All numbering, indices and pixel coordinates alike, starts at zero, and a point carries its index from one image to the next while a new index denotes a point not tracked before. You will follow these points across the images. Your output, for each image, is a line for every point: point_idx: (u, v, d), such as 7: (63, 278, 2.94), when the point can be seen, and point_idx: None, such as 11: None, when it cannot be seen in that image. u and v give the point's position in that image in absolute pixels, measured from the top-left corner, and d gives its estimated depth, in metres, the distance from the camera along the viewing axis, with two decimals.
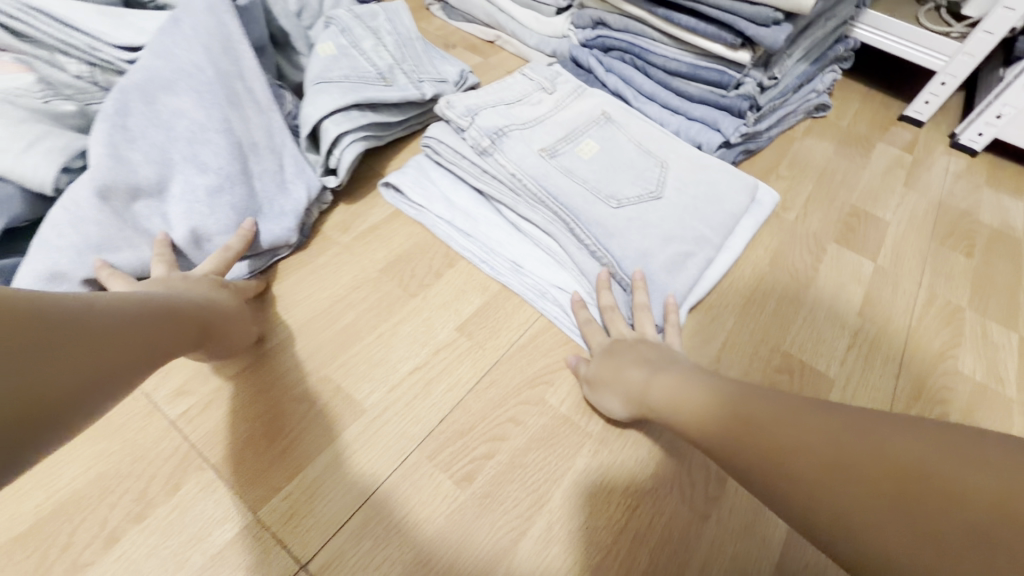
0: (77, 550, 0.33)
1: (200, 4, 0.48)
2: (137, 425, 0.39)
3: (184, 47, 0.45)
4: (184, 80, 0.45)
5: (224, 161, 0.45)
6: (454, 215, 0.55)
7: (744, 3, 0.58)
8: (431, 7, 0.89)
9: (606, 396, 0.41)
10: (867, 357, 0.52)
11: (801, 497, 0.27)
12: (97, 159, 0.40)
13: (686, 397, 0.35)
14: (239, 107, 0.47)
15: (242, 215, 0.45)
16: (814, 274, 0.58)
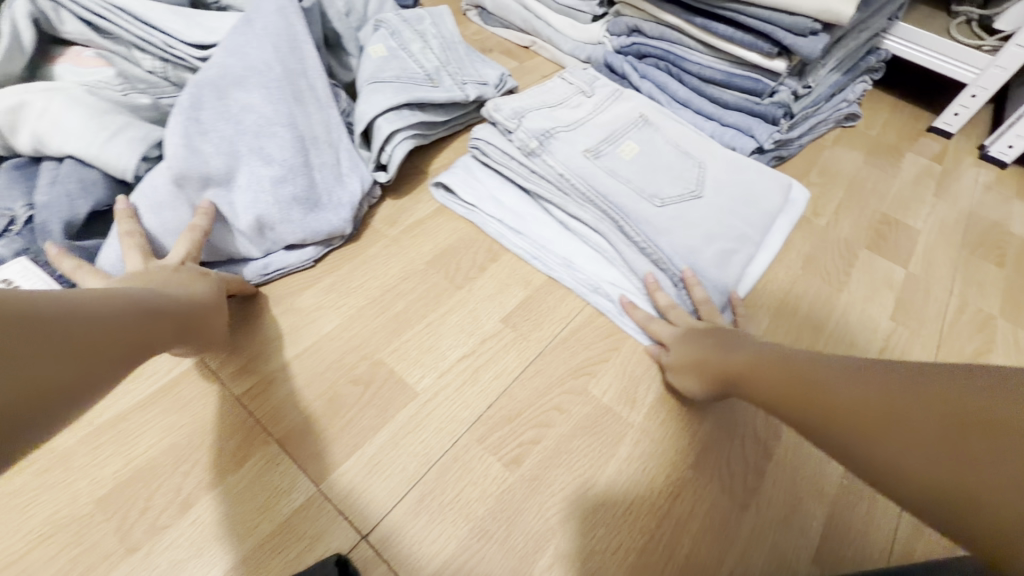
0: (154, 513, 0.35)
1: (271, 6, 0.51)
2: (206, 400, 0.41)
3: (254, 45, 0.48)
4: (254, 76, 0.47)
5: (288, 154, 0.47)
6: (502, 215, 0.57)
7: (782, 13, 0.60)
8: (468, 13, 0.92)
9: (684, 377, 0.43)
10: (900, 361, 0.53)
11: (837, 433, 0.29)
12: (173, 150, 0.42)
13: (750, 367, 0.37)
14: (302, 103, 0.50)
15: (303, 205, 0.47)
16: (846, 279, 0.60)
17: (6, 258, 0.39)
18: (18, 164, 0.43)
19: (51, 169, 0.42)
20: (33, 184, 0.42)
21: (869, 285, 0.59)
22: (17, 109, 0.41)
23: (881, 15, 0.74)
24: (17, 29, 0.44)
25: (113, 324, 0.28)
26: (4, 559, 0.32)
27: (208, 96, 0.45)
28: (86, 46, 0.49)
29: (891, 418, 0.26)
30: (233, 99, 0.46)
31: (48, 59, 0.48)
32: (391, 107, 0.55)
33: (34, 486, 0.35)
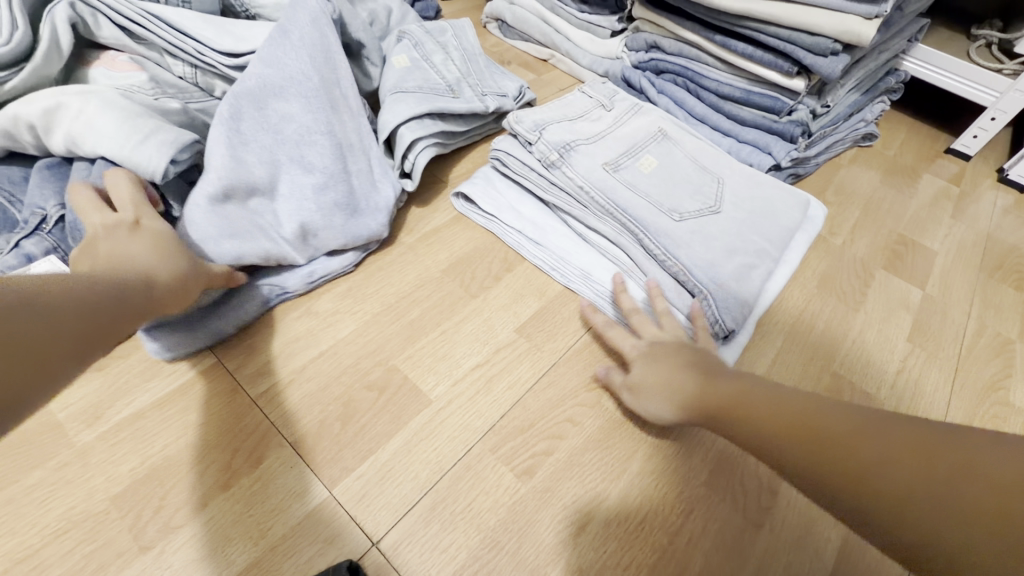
0: (168, 512, 0.35)
1: (304, 17, 0.52)
2: (223, 400, 0.41)
3: (291, 56, 0.49)
4: (291, 86, 0.49)
5: (327, 162, 0.49)
6: (529, 232, 0.57)
7: (803, 33, 0.60)
8: (488, 25, 0.93)
9: (648, 399, 0.40)
10: (916, 383, 0.52)
11: (822, 470, 0.26)
12: (221, 160, 0.44)
13: (725, 390, 0.34)
14: (335, 111, 0.51)
15: (344, 210, 0.49)
16: (862, 299, 0.59)
17: (35, 256, 0.40)
18: (50, 164, 0.45)
19: (83, 170, 0.43)
20: (64, 183, 0.44)
21: (884, 306, 0.59)
22: (54, 110, 0.42)
23: (901, 37, 0.74)
24: (57, 33, 0.46)
25: (52, 306, 0.25)
26: (18, 554, 0.33)
27: (249, 108, 0.47)
28: (120, 51, 0.51)
29: (893, 469, 0.24)
30: (274, 109, 0.48)
31: (83, 62, 0.50)
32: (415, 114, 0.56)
33: (52, 481, 0.36)
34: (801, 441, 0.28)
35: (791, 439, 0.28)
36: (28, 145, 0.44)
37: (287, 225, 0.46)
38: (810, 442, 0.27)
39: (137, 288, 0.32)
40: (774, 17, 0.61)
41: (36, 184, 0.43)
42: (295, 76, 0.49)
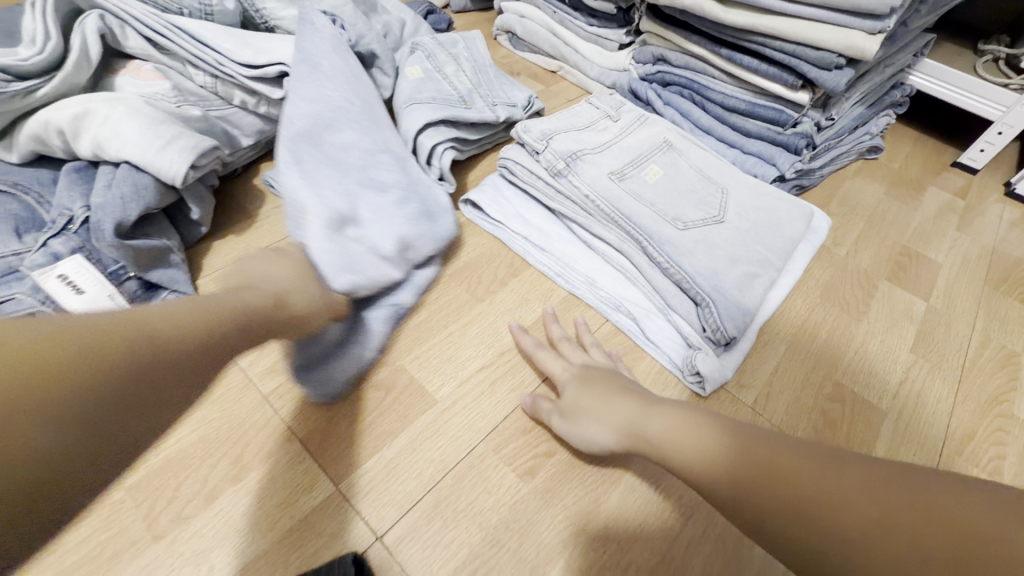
0: (180, 503, 0.37)
1: (327, 45, 0.55)
2: (235, 397, 0.43)
3: (322, 85, 0.52)
4: (333, 116, 0.52)
5: (394, 177, 0.53)
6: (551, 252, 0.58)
7: (807, 48, 0.61)
8: (499, 37, 0.95)
9: (585, 425, 0.40)
10: (919, 394, 0.52)
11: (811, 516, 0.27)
12: (310, 202, 0.47)
13: (692, 435, 0.34)
14: (375, 129, 0.54)
15: (423, 215, 0.52)
16: (866, 310, 0.60)
17: (62, 254, 0.42)
18: (78, 168, 0.47)
19: (108, 174, 0.45)
20: (90, 186, 0.46)
21: (888, 317, 0.59)
22: (82, 117, 0.44)
23: (906, 51, 0.74)
24: (87, 43, 0.48)
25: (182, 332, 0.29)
26: None
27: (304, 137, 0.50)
28: (145, 60, 0.53)
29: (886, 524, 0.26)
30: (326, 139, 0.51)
31: (110, 71, 0.52)
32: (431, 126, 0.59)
33: None
34: (789, 489, 0.29)
35: (775, 487, 0.29)
36: (57, 149, 0.46)
37: (387, 241, 0.48)
38: (810, 493, 0.28)
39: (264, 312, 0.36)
40: (779, 32, 0.62)
41: (63, 186, 0.45)
42: (322, 97, 0.52)
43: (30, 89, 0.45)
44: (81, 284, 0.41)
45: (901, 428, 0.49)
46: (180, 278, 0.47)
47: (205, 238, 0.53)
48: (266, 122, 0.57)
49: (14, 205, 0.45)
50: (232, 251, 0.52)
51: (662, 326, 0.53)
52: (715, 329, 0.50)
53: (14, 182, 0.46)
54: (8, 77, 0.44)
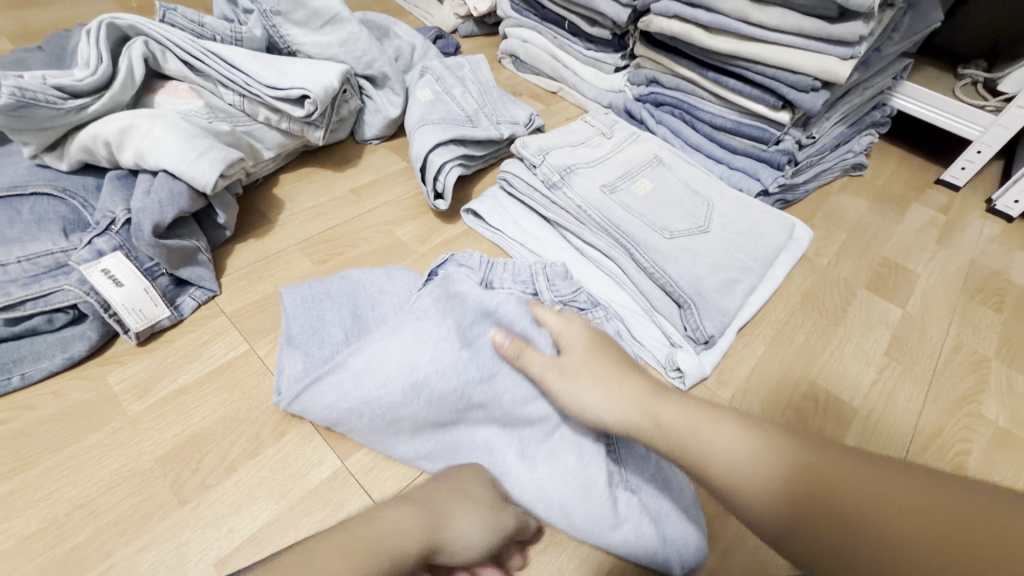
0: (203, 473, 0.41)
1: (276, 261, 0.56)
2: (254, 381, 0.47)
3: (332, 309, 0.49)
4: (398, 331, 0.45)
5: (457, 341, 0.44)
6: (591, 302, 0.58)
7: (786, 72, 0.66)
8: (503, 60, 1.01)
9: (582, 386, 0.39)
10: (890, 392, 0.55)
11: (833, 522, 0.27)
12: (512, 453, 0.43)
13: (724, 445, 0.33)
14: (381, 356, 0.44)
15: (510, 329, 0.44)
16: (844, 315, 0.63)
17: (104, 251, 0.47)
18: (120, 176, 0.52)
19: (146, 181, 0.50)
20: (130, 192, 0.51)
21: (865, 321, 0.63)
22: (126, 130, 0.50)
23: (884, 75, 0.79)
24: (132, 65, 0.54)
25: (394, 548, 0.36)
26: (77, 501, 0.38)
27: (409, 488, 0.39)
28: (182, 81, 0.59)
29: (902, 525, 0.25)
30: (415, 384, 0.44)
31: (151, 90, 0.58)
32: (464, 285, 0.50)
33: (107, 442, 0.41)
34: (809, 495, 0.28)
35: (797, 493, 0.29)
36: (102, 159, 0.52)
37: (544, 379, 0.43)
38: (823, 493, 0.28)
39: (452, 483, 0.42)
40: (760, 57, 0.67)
41: (107, 192, 0.50)
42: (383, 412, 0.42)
43: (83, 106, 0.50)
44: (120, 278, 0.46)
45: (872, 423, 0.52)
46: (207, 276, 0.52)
47: (229, 241, 0.58)
48: (286, 137, 0.62)
49: (63, 208, 0.50)
50: (253, 252, 0.57)
51: (648, 323, 0.57)
52: (695, 328, 0.54)
53: (63, 187, 0.51)
54: (65, 95, 0.49)
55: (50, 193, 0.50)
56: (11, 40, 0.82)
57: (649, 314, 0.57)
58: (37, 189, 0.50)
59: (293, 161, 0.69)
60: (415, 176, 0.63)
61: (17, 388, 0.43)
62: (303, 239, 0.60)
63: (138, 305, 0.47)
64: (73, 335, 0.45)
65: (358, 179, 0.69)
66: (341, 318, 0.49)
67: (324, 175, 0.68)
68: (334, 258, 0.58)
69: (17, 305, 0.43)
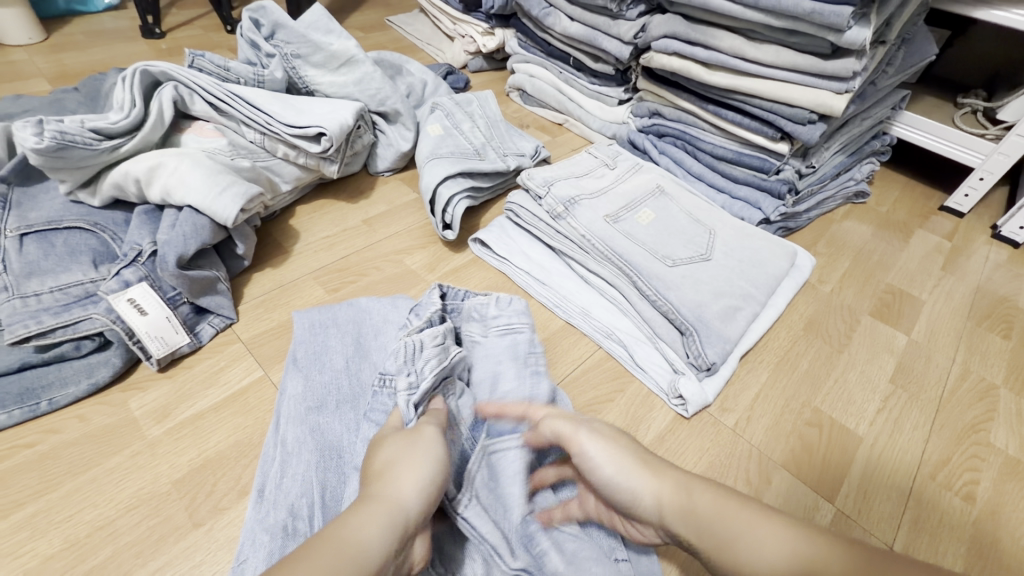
0: (218, 496, 0.42)
1: (301, 301, 0.58)
2: (267, 407, 0.48)
3: (336, 338, 0.51)
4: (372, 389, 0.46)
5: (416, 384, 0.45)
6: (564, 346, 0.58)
7: (783, 105, 0.68)
8: (510, 94, 1.05)
9: (613, 473, 0.40)
10: (896, 422, 0.55)
11: None
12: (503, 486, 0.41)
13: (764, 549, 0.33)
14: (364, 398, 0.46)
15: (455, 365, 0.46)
16: (849, 344, 0.63)
17: (131, 281, 0.49)
18: (147, 211, 0.56)
19: (172, 216, 0.53)
20: (155, 226, 0.54)
21: (871, 349, 0.63)
22: (155, 169, 0.53)
23: (882, 106, 0.81)
24: (163, 107, 0.58)
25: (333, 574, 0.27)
26: (97, 523, 0.40)
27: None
28: (207, 121, 0.63)
29: None
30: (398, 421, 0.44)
31: (178, 130, 0.62)
32: (440, 329, 0.48)
33: (126, 465, 0.43)
34: None
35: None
36: (131, 195, 0.55)
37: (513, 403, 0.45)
38: None
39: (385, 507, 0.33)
40: (757, 92, 0.70)
41: (135, 225, 0.54)
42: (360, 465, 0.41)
43: (115, 146, 0.54)
44: (145, 307, 0.49)
45: (877, 452, 0.52)
46: (225, 304, 0.54)
47: (246, 270, 0.60)
48: (303, 171, 0.66)
49: (93, 240, 0.53)
50: (268, 281, 0.60)
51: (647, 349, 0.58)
52: (697, 355, 0.55)
53: (95, 221, 0.54)
54: (100, 137, 0.53)
55: (82, 227, 0.54)
56: (50, 81, 0.87)
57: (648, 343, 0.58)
58: (71, 224, 0.53)
59: (309, 194, 0.72)
60: (425, 207, 0.66)
61: (44, 413, 0.45)
62: (316, 268, 0.62)
63: (161, 333, 0.49)
64: (98, 361, 0.48)
65: (370, 210, 0.71)
66: (343, 347, 0.51)
67: (338, 207, 0.71)
68: (345, 287, 0.60)
69: (48, 333, 0.46)
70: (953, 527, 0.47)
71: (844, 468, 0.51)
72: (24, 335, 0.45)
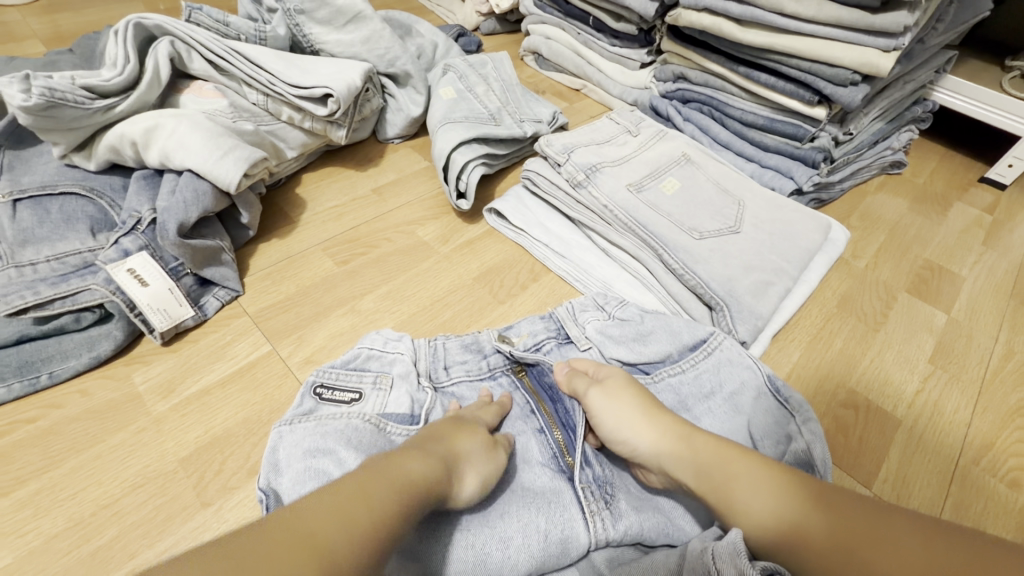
0: (226, 475, 0.40)
1: (309, 275, 0.55)
2: (276, 382, 0.46)
3: None
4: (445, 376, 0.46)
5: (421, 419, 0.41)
6: (565, 421, 0.43)
7: (824, 65, 0.64)
8: (525, 58, 0.99)
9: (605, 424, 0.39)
10: (659, 436, 0.37)
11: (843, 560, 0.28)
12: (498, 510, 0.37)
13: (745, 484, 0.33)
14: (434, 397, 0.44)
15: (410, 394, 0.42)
16: (791, 542, 0.30)
17: (130, 251, 0.47)
18: (146, 175, 0.53)
19: (172, 181, 0.50)
20: (155, 192, 0.51)
21: (826, 499, 0.31)
22: (153, 130, 0.50)
23: (927, 68, 0.76)
24: (158, 65, 0.54)
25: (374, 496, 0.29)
26: (102, 501, 0.38)
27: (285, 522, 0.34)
28: (207, 80, 0.59)
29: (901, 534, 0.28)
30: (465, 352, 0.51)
31: (177, 90, 0.59)
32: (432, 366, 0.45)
33: (131, 442, 0.41)
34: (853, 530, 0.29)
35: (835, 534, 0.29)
36: (129, 159, 0.52)
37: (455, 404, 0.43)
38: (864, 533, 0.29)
39: (402, 484, 0.31)
40: (796, 51, 0.65)
41: (133, 192, 0.51)
42: (332, 471, 0.35)
43: (110, 106, 0.51)
44: (146, 277, 0.46)
45: (915, 435, 0.50)
46: (230, 276, 0.52)
47: (251, 241, 0.58)
48: (309, 136, 0.62)
49: (91, 207, 0.51)
50: (276, 252, 0.57)
51: (764, 404, 0.42)
52: (727, 332, 0.53)
53: (91, 187, 0.52)
54: (93, 95, 0.50)
55: (79, 192, 0.51)
56: (44, 42, 0.84)
57: (752, 397, 0.43)
58: (65, 189, 0.51)
59: (315, 160, 0.69)
60: (440, 176, 0.63)
61: (44, 387, 0.43)
62: (324, 239, 0.59)
63: (163, 305, 0.47)
64: (99, 334, 0.46)
65: (380, 179, 0.68)
66: None
67: (346, 174, 0.68)
68: (355, 258, 0.58)
69: (46, 304, 0.44)
70: (999, 515, 0.44)
71: (882, 450, 0.48)
72: (21, 306, 0.43)
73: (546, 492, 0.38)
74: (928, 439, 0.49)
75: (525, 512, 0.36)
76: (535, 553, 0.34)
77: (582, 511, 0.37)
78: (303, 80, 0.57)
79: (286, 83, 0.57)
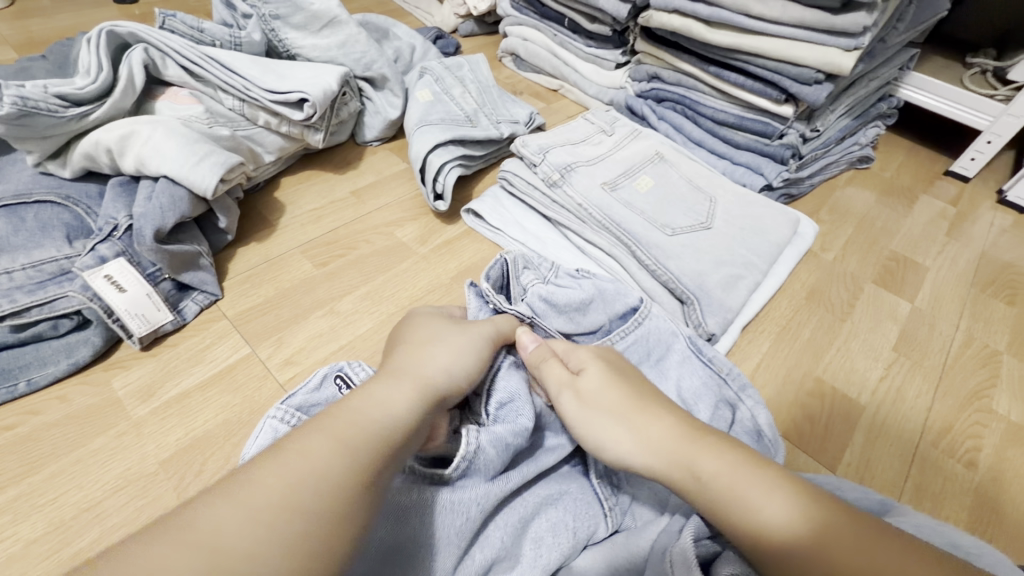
0: (207, 475, 0.41)
1: (288, 278, 0.56)
2: (255, 385, 0.47)
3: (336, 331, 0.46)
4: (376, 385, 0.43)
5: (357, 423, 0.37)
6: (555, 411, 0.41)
7: (789, 65, 0.66)
8: (503, 59, 1.01)
9: (591, 420, 0.37)
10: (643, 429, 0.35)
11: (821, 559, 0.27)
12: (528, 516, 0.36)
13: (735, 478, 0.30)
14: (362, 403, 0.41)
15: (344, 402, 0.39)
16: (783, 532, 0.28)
17: (107, 257, 0.47)
18: (122, 182, 0.53)
19: (148, 187, 0.51)
20: (132, 199, 0.52)
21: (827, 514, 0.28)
22: (127, 137, 0.51)
23: (891, 65, 0.79)
24: (132, 72, 0.55)
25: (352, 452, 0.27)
26: (83, 504, 0.38)
27: None
28: (182, 87, 0.60)
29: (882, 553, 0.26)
30: None
31: (152, 97, 0.59)
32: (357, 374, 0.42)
33: (111, 446, 0.42)
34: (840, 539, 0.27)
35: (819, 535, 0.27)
36: (105, 165, 0.52)
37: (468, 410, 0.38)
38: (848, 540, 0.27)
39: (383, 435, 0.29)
40: (762, 51, 0.67)
41: (110, 199, 0.51)
42: None
43: (84, 113, 0.52)
44: (123, 283, 0.47)
45: (878, 419, 0.52)
46: (209, 280, 0.52)
47: (231, 245, 0.58)
48: (287, 140, 0.63)
49: (66, 214, 0.51)
50: (254, 256, 0.58)
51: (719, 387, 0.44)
52: (698, 324, 0.54)
53: (67, 195, 0.52)
54: (66, 103, 0.51)
55: (54, 200, 0.51)
56: (15, 49, 0.83)
57: (678, 361, 0.46)
58: (41, 197, 0.51)
59: (293, 164, 0.69)
60: (417, 178, 0.64)
61: (22, 394, 0.43)
62: (303, 242, 0.60)
63: (141, 310, 0.47)
64: (77, 340, 0.46)
65: (358, 181, 0.69)
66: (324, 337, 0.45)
67: (324, 177, 0.68)
68: (334, 260, 0.58)
69: (23, 311, 0.44)
70: (957, 494, 0.47)
71: (846, 436, 0.50)
72: None
73: (572, 488, 0.39)
74: (892, 428, 0.51)
75: (553, 518, 0.37)
76: (565, 551, 0.35)
77: (604, 510, 0.38)
78: (276, 85, 0.58)
79: (258, 87, 0.57)
